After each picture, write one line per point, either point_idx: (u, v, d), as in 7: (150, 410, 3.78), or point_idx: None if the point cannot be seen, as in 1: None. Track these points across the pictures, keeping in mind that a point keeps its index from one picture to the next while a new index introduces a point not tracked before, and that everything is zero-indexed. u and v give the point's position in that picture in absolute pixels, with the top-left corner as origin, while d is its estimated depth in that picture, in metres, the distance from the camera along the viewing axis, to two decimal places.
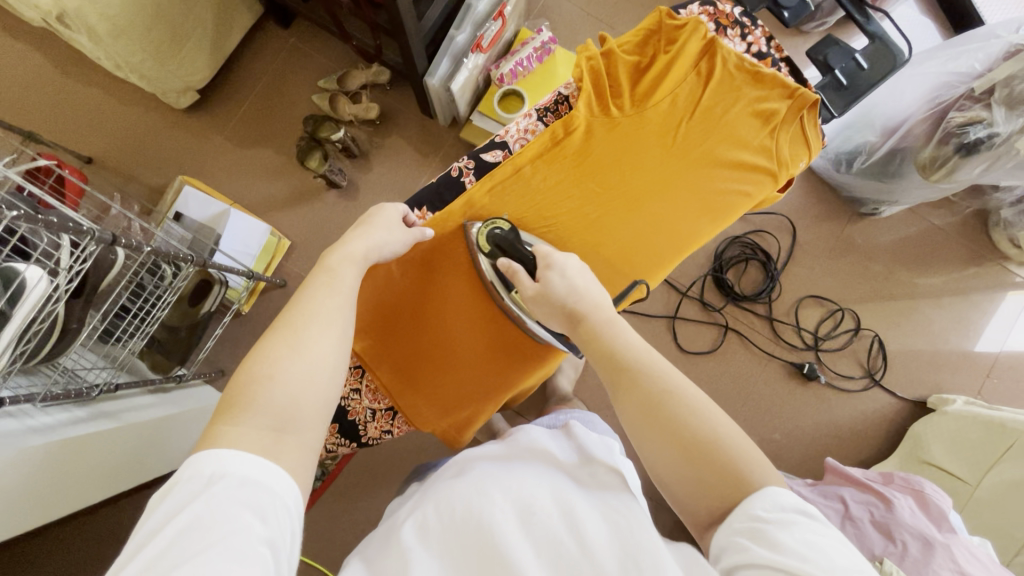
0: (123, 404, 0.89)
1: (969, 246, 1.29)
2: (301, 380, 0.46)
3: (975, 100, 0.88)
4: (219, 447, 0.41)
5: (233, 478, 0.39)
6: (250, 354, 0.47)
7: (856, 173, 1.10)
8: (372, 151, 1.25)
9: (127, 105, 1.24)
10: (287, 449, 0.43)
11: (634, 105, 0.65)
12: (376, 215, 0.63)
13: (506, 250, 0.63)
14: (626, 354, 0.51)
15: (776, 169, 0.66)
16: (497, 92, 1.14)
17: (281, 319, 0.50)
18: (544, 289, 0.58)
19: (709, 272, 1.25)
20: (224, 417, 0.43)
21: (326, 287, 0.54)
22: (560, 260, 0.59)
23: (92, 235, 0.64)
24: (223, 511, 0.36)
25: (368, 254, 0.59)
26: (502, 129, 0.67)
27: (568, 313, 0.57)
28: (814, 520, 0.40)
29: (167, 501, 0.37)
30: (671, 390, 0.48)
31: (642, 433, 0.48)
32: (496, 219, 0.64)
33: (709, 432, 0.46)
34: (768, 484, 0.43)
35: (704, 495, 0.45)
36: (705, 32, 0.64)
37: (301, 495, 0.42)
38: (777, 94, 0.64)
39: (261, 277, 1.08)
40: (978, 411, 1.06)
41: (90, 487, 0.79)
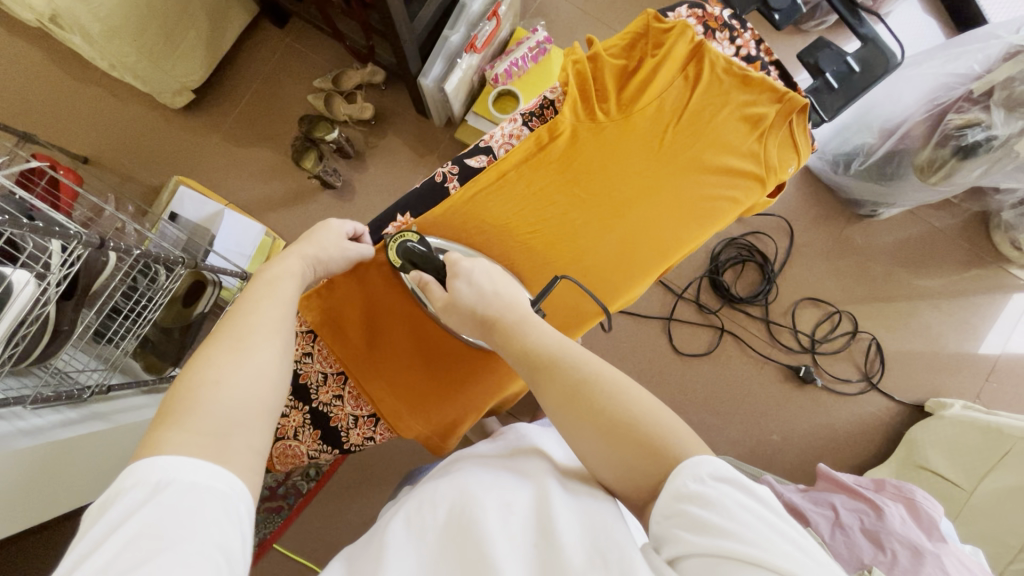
0: (114, 405, 0.89)
1: (970, 248, 1.27)
2: (249, 384, 0.47)
3: (973, 102, 0.87)
4: (165, 455, 0.40)
5: (181, 484, 0.38)
6: (193, 363, 0.47)
7: (854, 174, 1.09)
8: (368, 150, 1.25)
9: (124, 106, 1.24)
10: (235, 451, 0.43)
11: (621, 110, 0.65)
12: (319, 233, 0.63)
13: (418, 264, 0.62)
14: (543, 349, 0.52)
15: (765, 175, 0.65)
16: (492, 93, 1.13)
17: (222, 331, 0.51)
18: (452, 298, 0.59)
19: (705, 274, 1.24)
20: (165, 423, 0.42)
21: (268, 296, 0.55)
22: (466, 267, 0.59)
23: (79, 239, 0.65)
24: (170, 518, 0.36)
25: (307, 265, 0.60)
26: (486, 135, 0.68)
27: (480, 319, 0.57)
28: (734, 487, 0.41)
29: (113, 511, 0.37)
30: (587, 378, 0.49)
31: (568, 425, 0.48)
32: (405, 231, 0.63)
33: (625, 413, 0.46)
34: (688, 453, 0.44)
35: (636, 475, 0.45)
36: (693, 36, 0.63)
37: (253, 503, 0.42)
38: (766, 98, 0.64)
39: (255, 278, 1.08)
40: (976, 416, 1.05)
41: (84, 487, 0.80)
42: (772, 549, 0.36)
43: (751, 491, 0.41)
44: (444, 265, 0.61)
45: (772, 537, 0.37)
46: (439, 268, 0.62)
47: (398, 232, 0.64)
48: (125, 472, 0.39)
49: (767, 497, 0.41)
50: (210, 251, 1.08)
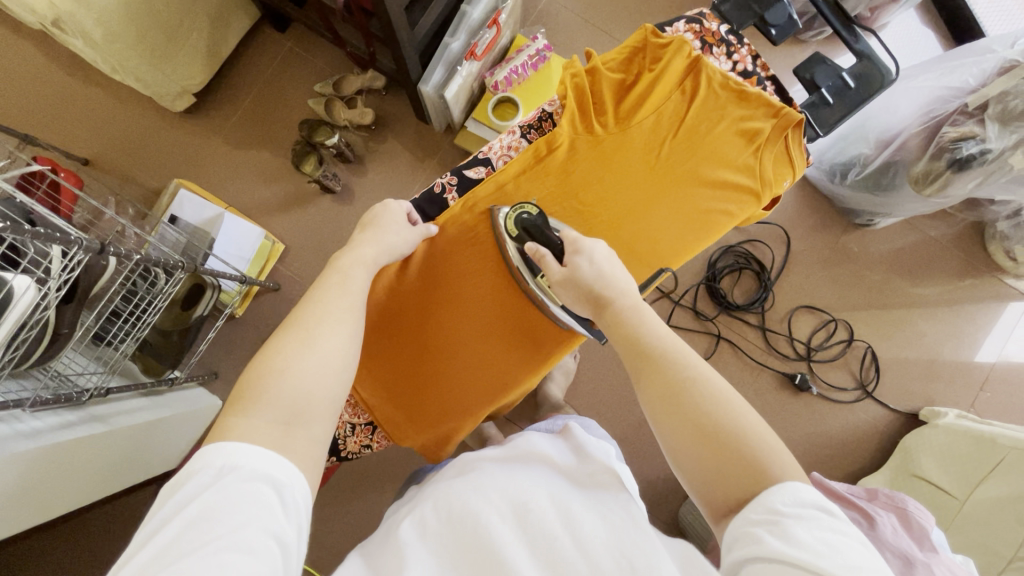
0: (113, 408, 0.89)
1: (965, 258, 1.28)
2: (315, 374, 0.47)
3: (968, 115, 0.87)
4: (232, 440, 0.41)
5: (243, 471, 0.39)
6: (266, 349, 0.48)
7: (850, 184, 1.10)
8: (367, 155, 1.26)
9: (124, 108, 1.24)
10: (296, 442, 0.43)
11: (618, 123, 0.65)
12: (384, 215, 0.64)
13: (533, 234, 0.63)
14: (650, 341, 0.53)
15: (760, 189, 0.66)
16: (492, 100, 1.14)
17: (291, 319, 0.51)
18: (570, 272, 0.59)
19: (702, 281, 1.24)
20: (235, 409, 0.44)
21: (338, 287, 0.55)
22: (588, 245, 0.60)
23: (81, 245, 0.65)
24: (230, 505, 0.37)
25: (377, 257, 0.61)
26: (485, 146, 0.69)
27: (594, 298, 0.58)
28: (833, 519, 0.40)
29: (182, 491, 0.38)
30: (698, 379, 0.49)
31: (667, 421, 0.48)
32: (524, 203, 0.65)
33: (736, 424, 0.46)
34: (790, 479, 0.43)
35: (721, 486, 0.45)
36: (690, 50, 0.63)
37: (310, 488, 0.43)
38: (762, 113, 0.64)
39: (254, 281, 1.09)
40: (969, 425, 1.05)
41: (81, 489, 0.80)
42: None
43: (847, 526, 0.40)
44: (563, 242, 0.61)
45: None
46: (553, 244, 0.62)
47: (517, 203, 0.65)
48: (198, 452, 0.41)
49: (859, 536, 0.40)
50: (210, 255, 1.08)
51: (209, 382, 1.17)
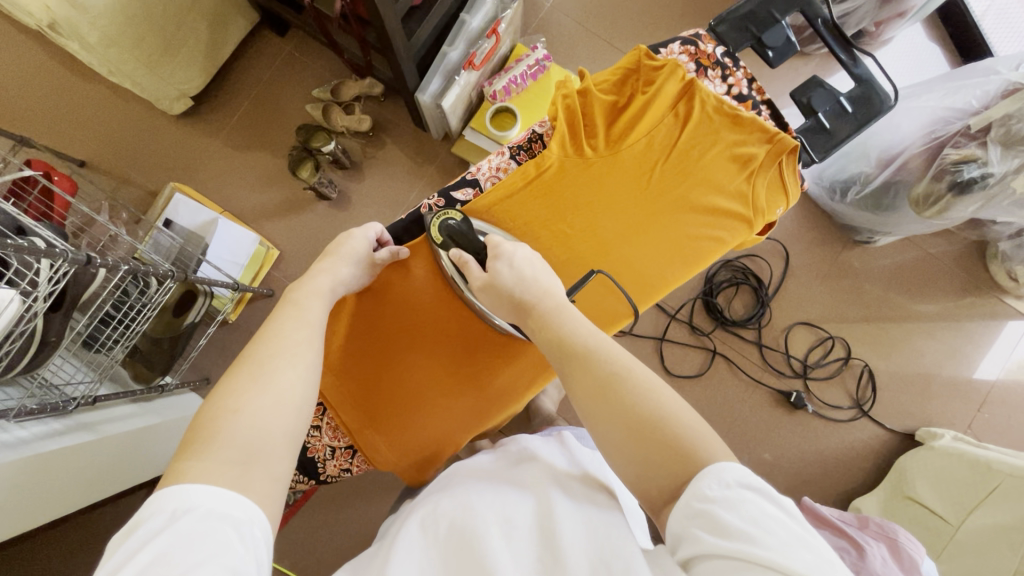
0: (102, 415, 0.89)
1: (966, 276, 1.27)
2: (266, 413, 0.47)
3: (970, 137, 0.86)
4: (185, 483, 0.40)
5: (198, 511, 0.38)
6: (217, 390, 0.48)
7: (850, 203, 1.09)
8: (365, 162, 1.25)
9: (122, 110, 1.24)
10: (255, 480, 0.43)
11: (609, 146, 0.64)
12: (344, 245, 0.65)
13: (457, 240, 0.63)
14: (573, 340, 0.54)
15: (752, 216, 0.65)
16: (490, 109, 1.13)
17: (247, 355, 0.51)
18: (490, 279, 0.60)
19: (699, 295, 1.23)
20: (188, 454, 0.43)
21: (295, 319, 0.56)
22: (508, 249, 0.61)
23: (66, 257, 0.65)
24: (186, 546, 0.36)
25: (335, 287, 0.62)
26: (473, 166, 0.67)
27: (516, 303, 0.59)
28: (758, 495, 0.40)
29: (133, 538, 0.37)
30: (618, 372, 0.50)
31: (593, 419, 0.49)
32: (449, 209, 0.64)
33: (652, 407, 0.47)
34: (717, 459, 0.43)
35: (653, 474, 0.44)
36: (684, 74, 0.62)
37: (270, 525, 0.42)
38: (756, 138, 0.63)
39: (248, 288, 1.08)
40: (964, 449, 1.04)
41: (69, 498, 0.80)
42: (789, 556, 0.35)
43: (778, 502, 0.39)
44: (484, 247, 0.62)
45: (797, 547, 0.36)
46: (478, 248, 0.63)
47: (439, 209, 0.64)
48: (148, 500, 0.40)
49: (791, 507, 0.40)
50: (204, 261, 1.08)
51: (201, 387, 1.17)
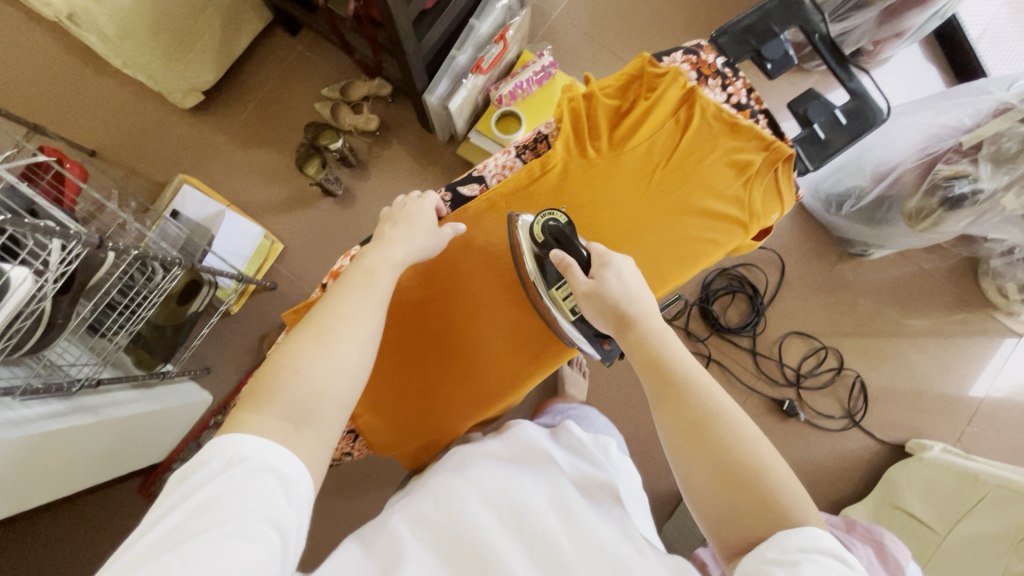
0: (103, 399, 0.90)
1: (957, 292, 1.29)
2: (326, 378, 0.49)
3: (962, 154, 0.88)
4: (242, 432, 0.44)
5: (252, 462, 0.42)
6: (284, 346, 0.51)
7: (845, 215, 1.11)
8: (371, 160, 1.27)
9: (134, 103, 1.26)
10: (304, 440, 0.46)
11: (612, 148, 0.67)
12: (413, 213, 0.65)
13: (559, 241, 0.62)
14: (675, 366, 0.52)
15: (748, 220, 0.66)
16: (495, 112, 1.16)
17: (313, 317, 0.53)
18: (597, 287, 0.58)
19: (695, 301, 1.25)
20: (248, 403, 0.47)
21: (361, 290, 0.56)
22: (617, 260, 0.59)
23: (79, 239, 0.67)
24: (233, 496, 0.40)
25: (401, 258, 0.62)
26: (480, 164, 0.72)
27: (619, 314, 0.57)
28: (846, 565, 0.40)
29: (194, 476, 0.41)
30: (717, 411, 0.49)
31: (689, 450, 0.48)
32: (554, 210, 0.64)
33: (754, 461, 0.47)
34: (809, 524, 0.43)
35: (738, 523, 0.45)
36: (685, 81, 0.64)
37: (312, 481, 0.46)
38: (753, 145, 0.65)
39: (251, 280, 1.10)
40: (953, 460, 1.06)
41: (70, 478, 0.81)
42: None
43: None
44: (590, 258, 0.61)
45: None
46: (584, 259, 0.61)
47: (545, 210, 0.65)
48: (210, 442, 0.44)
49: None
50: (209, 252, 1.09)
51: (201, 377, 1.18)
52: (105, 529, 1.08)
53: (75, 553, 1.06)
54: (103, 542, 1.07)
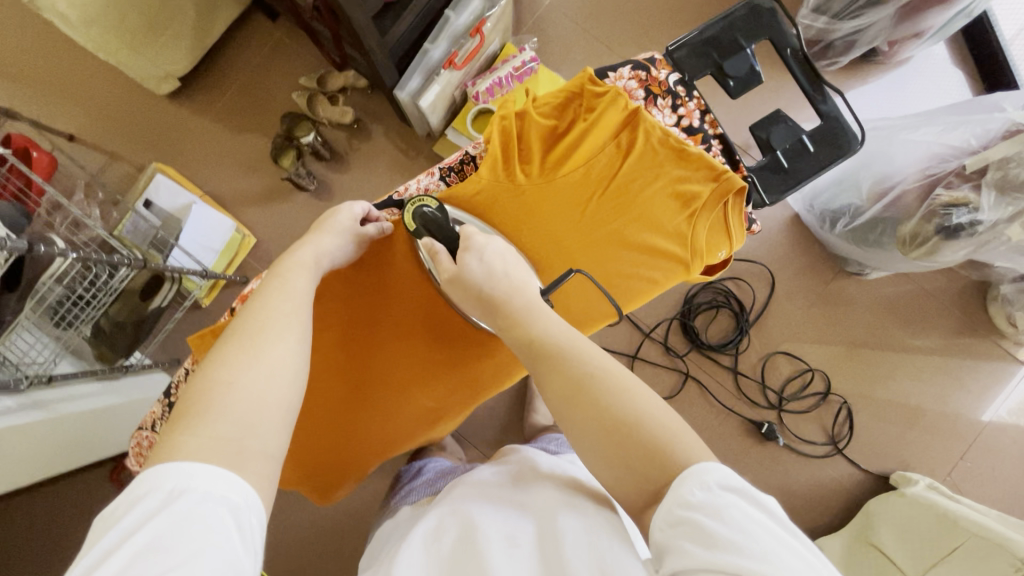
0: (58, 393, 0.91)
1: (963, 316, 1.20)
2: (258, 389, 0.47)
3: (964, 179, 0.81)
4: (177, 460, 0.41)
5: (197, 494, 0.39)
6: (211, 364, 0.48)
7: (839, 234, 1.03)
8: (347, 154, 1.24)
9: (113, 87, 1.24)
10: (251, 459, 0.43)
11: (544, 173, 0.61)
12: (330, 219, 0.63)
13: (431, 229, 0.59)
14: (548, 338, 0.51)
15: (690, 258, 0.62)
16: (472, 110, 1.09)
17: (236, 327, 0.51)
18: (460, 271, 0.57)
19: (676, 315, 1.20)
20: (180, 428, 0.43)
21: (280, 290, 0.55)
22: (477, 243, 0.57)
23: (4, 245, 0.67)
24: (182, 530, 0.36)
25: (319, 258, 0.60)
26: (403, 186, 0.68)
27: (484, 299, 0.56)
28: (742, 497, 0.38)
29: (129, 516, 0.37)
30: (592, 373, 0.47)
31: (570, 422, 0.47)
32: (422, 196, 0.60)
33: (623, 412, 0.45)
34: (695, 461, 0.41)
35: (630, 478, 0.43)
36: (626, 103, 0.58)
37: (263, 506, 0.42)
38: (700, 176, 0.59)
39: (217, 276, 1.09)
40: (935, 500, 1.00)
41: (19, 473, 0.82)
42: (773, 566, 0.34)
43: (760, 504, 0.38)
44: (458, 237, 0.59)
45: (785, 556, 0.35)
46: (451, 237, 0.60)
47: (414, 196, 0.60)
48: (138, 478, 0.40)
49: (774, 507, 0.39)
50: (175, 246, 1.08)
51: (172, 368, 1.19)
52: (75, 512, 1.11)
53: (47, 533, 1.10)
54: (73, 524, 1.11)
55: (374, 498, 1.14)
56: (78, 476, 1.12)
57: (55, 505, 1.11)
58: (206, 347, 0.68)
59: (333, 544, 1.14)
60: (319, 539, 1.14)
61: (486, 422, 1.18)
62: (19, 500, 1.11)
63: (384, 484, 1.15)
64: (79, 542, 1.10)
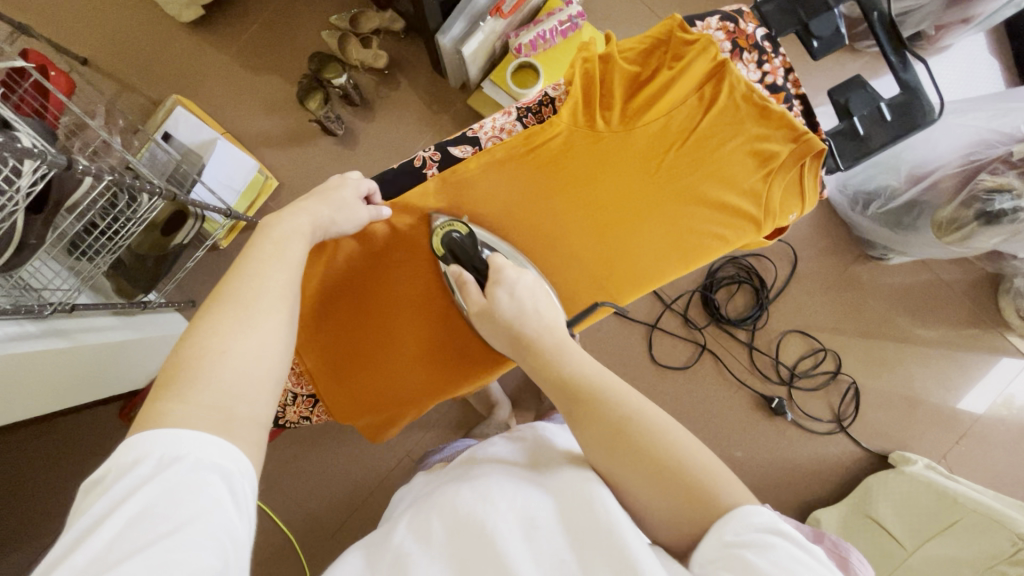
0: (80, 324, 0.89)
1: (972, 308, 1.24)
2: (251, 356, 0.45)
3: (1010, 165, 0.81)
4: (167, 428, 0.39)
5: (188, 461, 0.37)
6: (199, 328, 0.46)
7: (871, 216, 1.04)
8: (376, 100, 1.20)
9: (131, 10, 1.18)
10: (241, 428, 0.42)
11: (623, 122, 0.64)
12: (334, 190, 0.62)
13: (458, 256, 0.65)
14: (580, 380, 0.52)
15: (762, 218, 0.66)
16: (513, 63, 1.06)
17: (222, 292, 0.49)
18: (489, 305, 0.61)
19: (698, 288, 1.21)
20: (166, 394, 0.41)
21: (275, 259, 0.53)
22: (510, 278, 0.61)
23: (45, 158, 0.64)
24: (173, 499, 0.35)
25: (316, 228, 0.59)
26: (476, 124, 0.67)
27: (515, 336, 0.58)
28: (786, 539, 0.38)
29: (120, 483, 0.36)
30: (627, 416, 0.47)
31: (608, 467, 0.46)
32: (454, 221, 0.65)
33: (672, 455, 0.45)
34: (739, 503, 0.42)
35: (677, 520, 0.44)
36: (715, 54, 0.61)
37: (256, 473, 0.41)
38: (781, 136, 0.62)
39: (240, 217, 1.06)
40: (934, 478, 1.04)
41: (45, 401, 0.80)
42: None
43: (806, 546, 0.38)
44: (487, 267, 0.63)
45: None
46: (479, 266, 0.64)
47: (447, 219, 0.66)
48: (125, 443, 0.39)
49: (819, 551, 0.39)
50: (198, 181, 1.05)
51: (185, 309, 1.17)
52: (84, 448, 1.10)
53: (56, 466, 1.09)
54: (82, 460, 1.09)
55: (389, 450, 1.16)
56: (89, 412, 1.11)
57: (63, 439, 1.10)
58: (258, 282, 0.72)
59: (345, 493, 1.14)
60: (332, 487, 1.15)
61: (503, 382, 1.19)
62: (29, 432, 1.09)
63: (399, 437, 1.16)
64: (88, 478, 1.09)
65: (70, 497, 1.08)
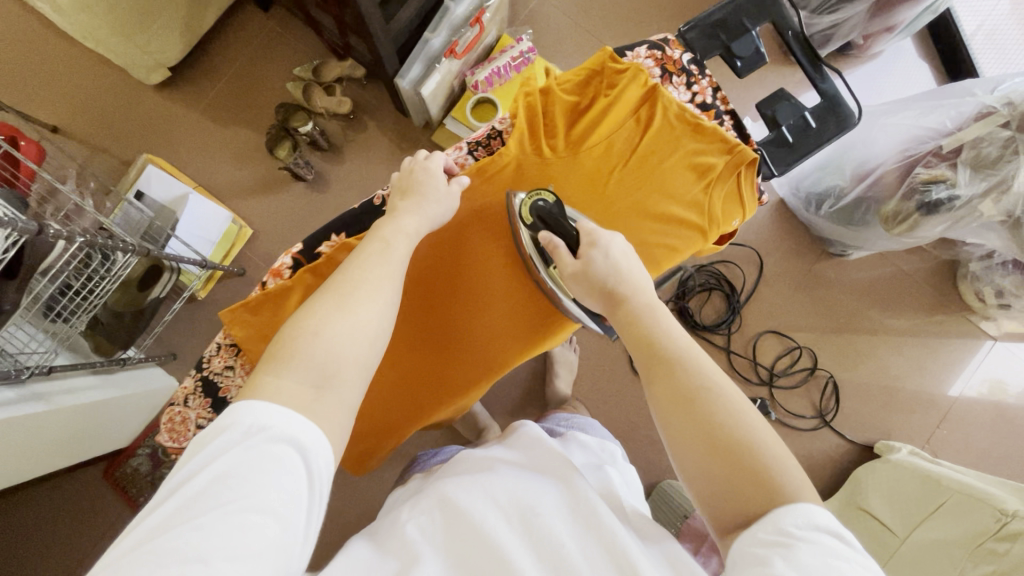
0: (58, 386, 0.88)
1: (935, 295, 1.28)
2: (344, 338, 0.49)
3: (941, 158, 0.87)
4: (257, 397, 0.44)
5: (271, 431, 0.42)
6: (304, 311, 0.51)
7: (824, 215, 1.10)
8: (344, 143, 1.24)
9: (97, 75, 1.21)
10: (324, 405, 0.46)
11: (568, 147, 0.69)
12: (418, 175, 0.65)
13: (547, 224, 0.65)
14: (663, 346, 0.52)
15: (707, 226, 0.69)
16: (471, 99, 1.11)
17: (332, 284, 0.53)
18: (584, 266, 0.60)
19: (671, 298, 1.25)
20: (271, 365, 0.47)
21: (380, 254, 0.57)
22: (605, 240, 0.60)
23: (15, 226, 0.65)
24: (254, 465, 0.40)
25: (420, 228, 0.62)
26: None
27: (607, 291, 0.58)
28: (841, 544, 0.39)
29: (213, 442, 0.41)
30: (711, 387, 0.48)
31: (673, 428, 0.47)
32: (541, 191, 0.67)
33: (745, 436, 0.45)
34: (801, 501, 0.42)
35: (730, 499, 0.43)
36: (645, 80, 0.66)
37: (333, 455, 0.45)
38: (716, 149, 0.67)
39: (216, 267, 1.07)
40: (921, 465, 1.07)
41: (26, 465, 0.79)
42: None
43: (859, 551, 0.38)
44: (579, 236, 0.62)
45: None
46: (570, 237, 0.63)
47: (534, 190, 0.67)
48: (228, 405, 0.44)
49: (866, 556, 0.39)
50: (173, 237, 1.07)
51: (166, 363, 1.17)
52: (69, 514, 1.07)
53: (40, 536, 1.06)
54: (68, 526, 1.07)
55: (381, 486, 1.15)
56: (71, 476, 1.09)
57: (46, 507, 1.08)
58: (238, 322, 0.68)
59: (340, 535, 1.13)
60: (327, 530, 1.13)
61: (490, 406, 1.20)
62: (10, 504, 1.07)
63: (390, 473, 1.15)
64: (75, 544, 1.06)
65: (56, 566, 1.05)
